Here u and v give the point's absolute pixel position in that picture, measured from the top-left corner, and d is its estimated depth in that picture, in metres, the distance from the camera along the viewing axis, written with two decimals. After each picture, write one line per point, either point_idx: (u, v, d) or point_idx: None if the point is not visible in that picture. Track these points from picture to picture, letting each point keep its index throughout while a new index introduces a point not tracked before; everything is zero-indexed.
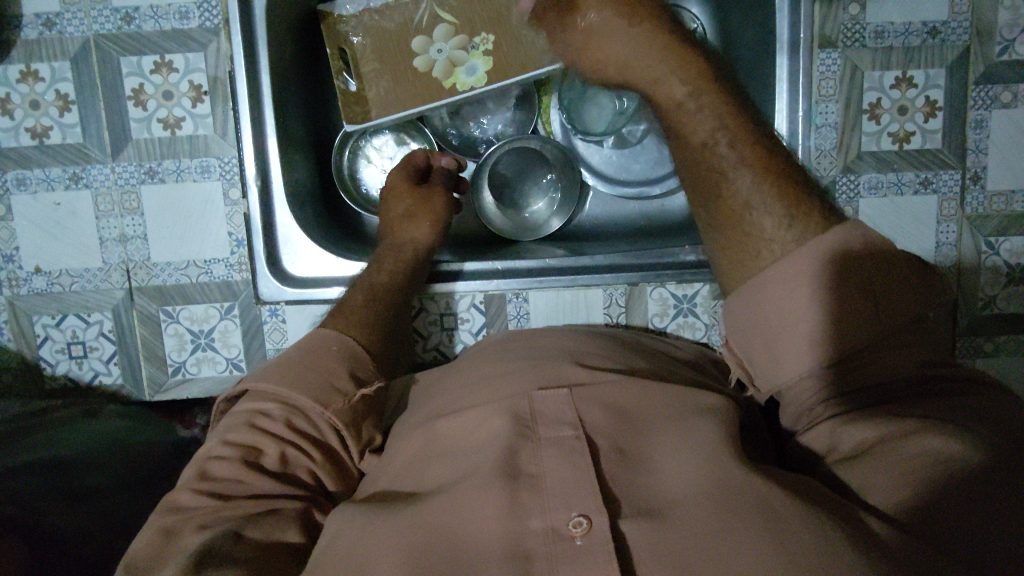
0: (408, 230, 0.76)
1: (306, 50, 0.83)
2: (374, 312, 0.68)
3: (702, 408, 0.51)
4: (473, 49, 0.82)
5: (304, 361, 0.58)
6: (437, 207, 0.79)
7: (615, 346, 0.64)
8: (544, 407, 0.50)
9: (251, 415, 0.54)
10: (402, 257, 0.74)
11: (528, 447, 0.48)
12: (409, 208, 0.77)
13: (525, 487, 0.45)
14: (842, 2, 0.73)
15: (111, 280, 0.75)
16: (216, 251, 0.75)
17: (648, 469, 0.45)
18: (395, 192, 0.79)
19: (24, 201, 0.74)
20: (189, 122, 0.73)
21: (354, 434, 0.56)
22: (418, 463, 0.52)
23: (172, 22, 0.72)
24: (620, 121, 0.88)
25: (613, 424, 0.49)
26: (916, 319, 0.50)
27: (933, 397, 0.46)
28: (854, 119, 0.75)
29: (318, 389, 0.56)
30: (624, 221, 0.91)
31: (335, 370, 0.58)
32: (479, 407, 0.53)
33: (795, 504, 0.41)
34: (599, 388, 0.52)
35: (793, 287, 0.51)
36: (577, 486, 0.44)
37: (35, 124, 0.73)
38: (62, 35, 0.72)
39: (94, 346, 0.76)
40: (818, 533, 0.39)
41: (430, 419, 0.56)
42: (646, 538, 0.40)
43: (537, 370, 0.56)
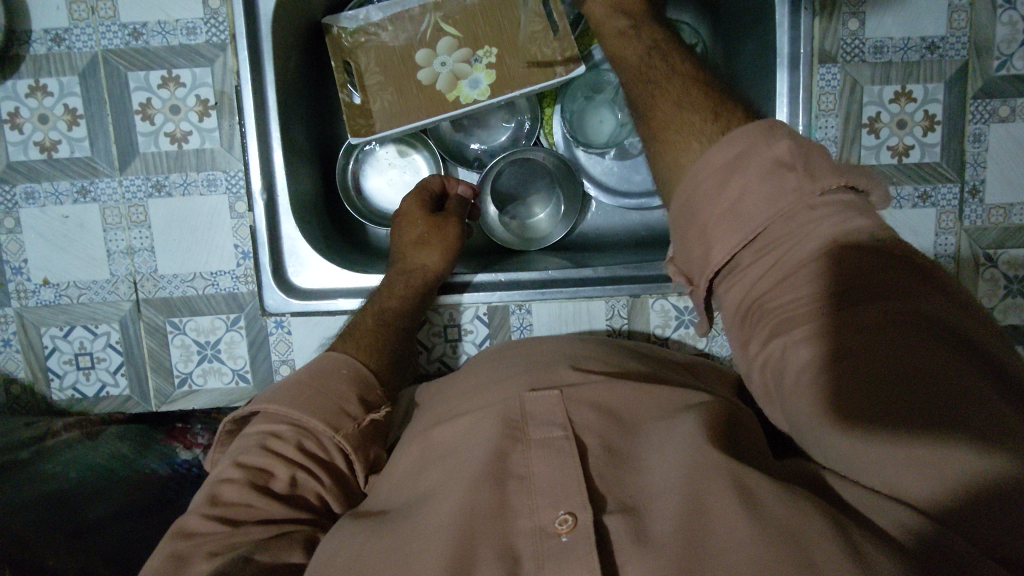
0: (420, 256, 0.75)
1: (311, 63, 0.84)
2: (381, 331, 0.69)
3: (694, 406, 0.53)
4: (478, 61, 0.83)
5: (311, 383, 0.59)
6: (450, 236, 0.77)
7: (614, 352, 0.65)
8: (534, 408, 0.53)
9: (263, 437, 0.55)
10: (414, 282, 0.74)
11: (518, 449, 0.50)
12: (423, 234, 0.76)
13: (514, 489, 0.47)
14: (841, 18, 0.74)
15: (119, 292, 0.76)
16: (222, 264, 0.76)
17: (635, 469, 0.48)
18: (409, 216, 0.78)
19: (33, 214, 0.75)
20: (195, 136, 0.74)
21: (362, 458, 0.57)
22: (420, 471, 0.53)
23: (180, 37, 0.73)
24: (620, 132, 0.90)
25: (602, 423, 0.52)
26: (907, 280, 0.45)
27: (931, 357, 0.41)
28: (853, 133, 0.75)
29: (327, 411, 0.57)
30: (625, 231, 0.92)
31: (345, 393, 0.59)
32: (484, 423, 0.53)
33: (772, 488, 0.43)
34: (590, 392, 0.54)
35: (744, 212, 0.50)
36: (564, 485, 0.46)
37: (44, 139, 0.74)
38: (71, 50, 0.73)
39: (102, 358, 0.77)
40: (788, 503, 0.41)
41: (430, 426, 0.58)
42: (626, 532, 0.43)
43: (534, 375, 0.58)
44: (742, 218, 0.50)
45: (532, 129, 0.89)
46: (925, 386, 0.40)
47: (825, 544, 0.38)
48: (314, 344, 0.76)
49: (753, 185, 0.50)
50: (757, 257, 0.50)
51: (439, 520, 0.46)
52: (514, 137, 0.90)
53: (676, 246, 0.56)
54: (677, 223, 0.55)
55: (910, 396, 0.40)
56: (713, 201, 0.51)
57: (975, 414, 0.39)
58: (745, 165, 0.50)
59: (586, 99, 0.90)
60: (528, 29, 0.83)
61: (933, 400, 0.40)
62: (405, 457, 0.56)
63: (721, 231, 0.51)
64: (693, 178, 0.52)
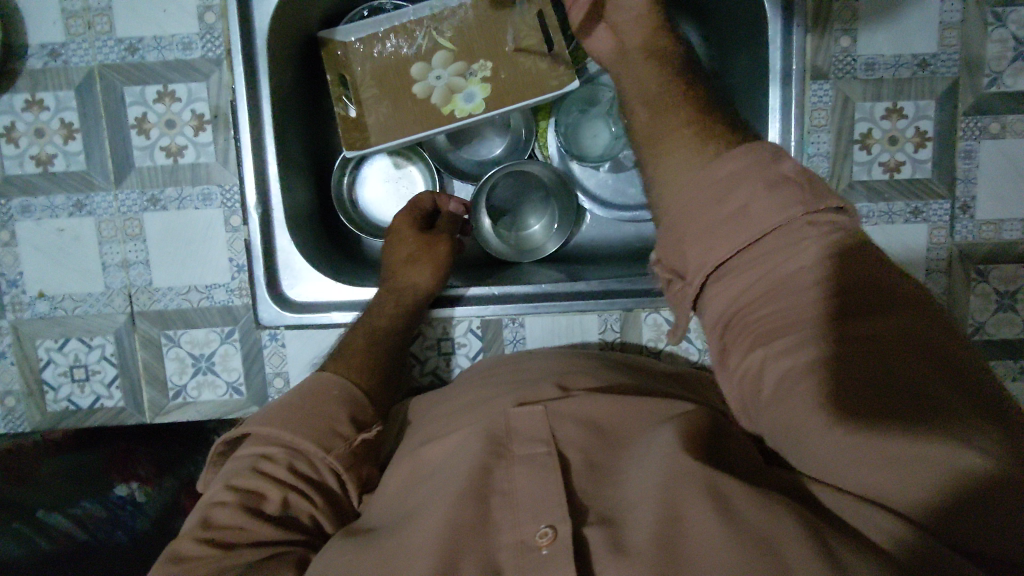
0: (411, 273, 0.75)
1: (307, 76, 0.84)
2: (372, 348, 0.70)
3: (676, 417, 0.53)
4: (472, 75, 0.84)
5: (302, 405, 0.60)
6: (440, 254, 0.77)
7: (598, 364, 0.65)
8: (519, 425, 0.54)
9: (254, 460, 0.55)
10: (404, 299, 0.74)
11: (502, 467, 0.50)
12: (414, 253, 0.76)
13: (497, 505, 0.48)
14: (832, 35, 0.74)
15: (114, 305, 0.76)
16: (216, 277, 0.76)
17: (615, 482, 0.49)
18: (400, 235, 0.78)
19: (29, 227, 0.75)
20: (191, 150, 0.74)
21: (353, 479, 0.58)
22: (409, 488, 0.54)
23: (175, 52, 0.73)
24: (617, 146, 0.90)
25: (586, 439, 0.52)
26: (890, 294, 0.46)
27: (912, 365, 0.43)
28: (844, 149, 0.76)
29: (319, 432, 0.58)
30: (619, 243, 0.92)
31: (336, 416, 0.60)
32: (468, 440, 0.54)
33: (753, 500, 0.43)
34: (573, 406, 0.55)
35: (733, 220, 0.51)
36: (547, 500, 0.46)
37: (40, 152, 0.74)
38: (67, 64, 0.73)
39: (96, 370, 0.77)
40: (768, 512, 0.41)
41: (418, 445, 0.58)
42: (605, 543, 0.43)
43: (517, 391, 0.58)
44: (738, 226, 0.51)
45: (528, 143, 0.91)
46: (907, 393, 0.42)
47: (801, 549, 0.38)
48: (309, 357, 0.76)
49: (754, 196, 0.51)
50: (749, 265, 0.50)
51: (425, 536, 0.46)
52: (507, 152, 0.92)
53: (664, 248, 0.57)
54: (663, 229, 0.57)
55: (893, 401, 0.42)
56: (713, 208, 0.53)
57: (953, 418, 0.40)
58: (745, 178, 0.52)
59: (582, 113, 0.91)
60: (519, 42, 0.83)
61: (914, 402, 0.41)
62: (392, 478, 0.56)
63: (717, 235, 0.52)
64: (692, 190, 0.54)
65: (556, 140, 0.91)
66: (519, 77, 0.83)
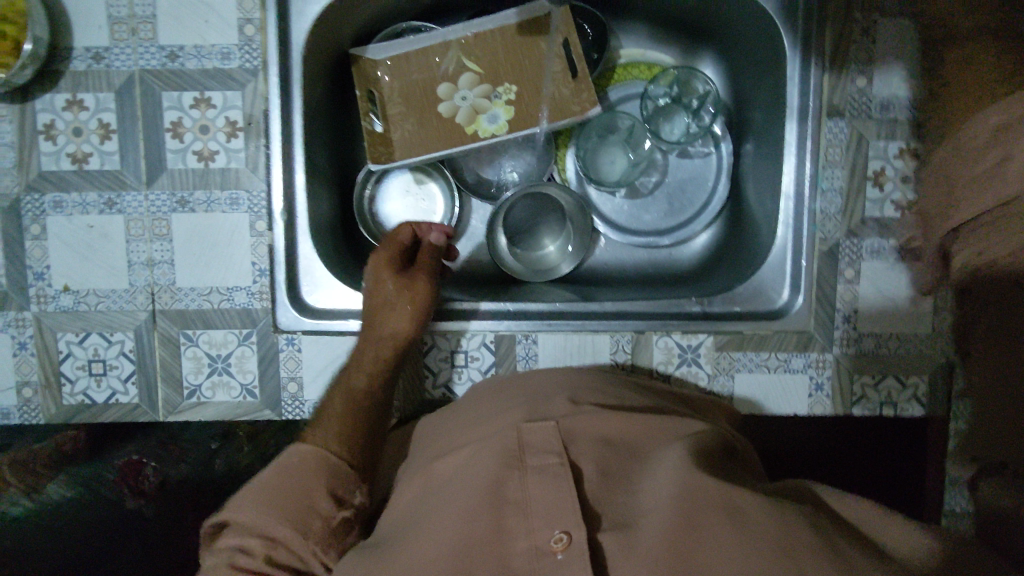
0: (391, 323, 0.74)
1: (337, 90, 0.87)
2: (351, 414, 0.70)
3: (684, 436, 0.56)
4: (497, 98, 0.87)
5: (276, 484, 0.60)
6: (422, 298, 0.76)
7: (608, 383, 0.66)
8: (531, 437, 0.54)
9: (232, 553, 0.56)
10: (382, 351, 0.74)
11: (516, 477, 0.51)
12: (392, 297, 0.75)
13: (512, 514, 0.49)
14: (850, 74, 0.77)
15: (136, 302, 0.77)
16: (238, 280, 0.77)
17: (629, 488, 0.52)
18: (378, 280, 0.77)
19: (59, 222, 0.77)
20: (222, 156, 0.76)
21: (337, 555, 0.60)
22: (422, 502, 0.56)
23: (214, 62, 0.76)
24: (634, 172, 0.93)
25: (598, 453, 0.54)
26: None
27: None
28: (858, 185, 0.77)
29: (298, 514, 0.59)
30: (631, 267, 0.94)
31: (315, 490, 0.61)
32: (478, 455, 0.55)
33: (764, 511, 0.46)
34: (583, 422, 0.56)
35: (992, 162, 0.61)
36: (561, 505, 0.48)
37: (76, 151, 0.76)
38: (109, 67, 0.76)
39: (114, 365, 0.78)
40: (780, 524, 0.45)
41: (429, 459, 0.60)
42: (620, 548, 0.46)
43: (526, 406, 0.59)
44: (994, 187, 0.61)
45: (547, 165, 0.93)
46: None
47: (815, 561, 0.42)
48: (323, 363, 0.78)
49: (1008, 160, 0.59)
50: (972, 204, 0.64)
51: (433, 555, 0.48)
52: (527, 170, 0.94)
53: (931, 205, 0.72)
54: (950, 142, 0.68)
55: None
56: (979, 162, 0.62)
57: None
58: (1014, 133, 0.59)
59: (601, 138, 0.93)
60: (544, 67, 0.86)
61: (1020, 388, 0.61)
62: (408, 490, 0.58)
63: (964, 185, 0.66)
64: (962, 141, 0.66)
65: (575, 163, 0.95)
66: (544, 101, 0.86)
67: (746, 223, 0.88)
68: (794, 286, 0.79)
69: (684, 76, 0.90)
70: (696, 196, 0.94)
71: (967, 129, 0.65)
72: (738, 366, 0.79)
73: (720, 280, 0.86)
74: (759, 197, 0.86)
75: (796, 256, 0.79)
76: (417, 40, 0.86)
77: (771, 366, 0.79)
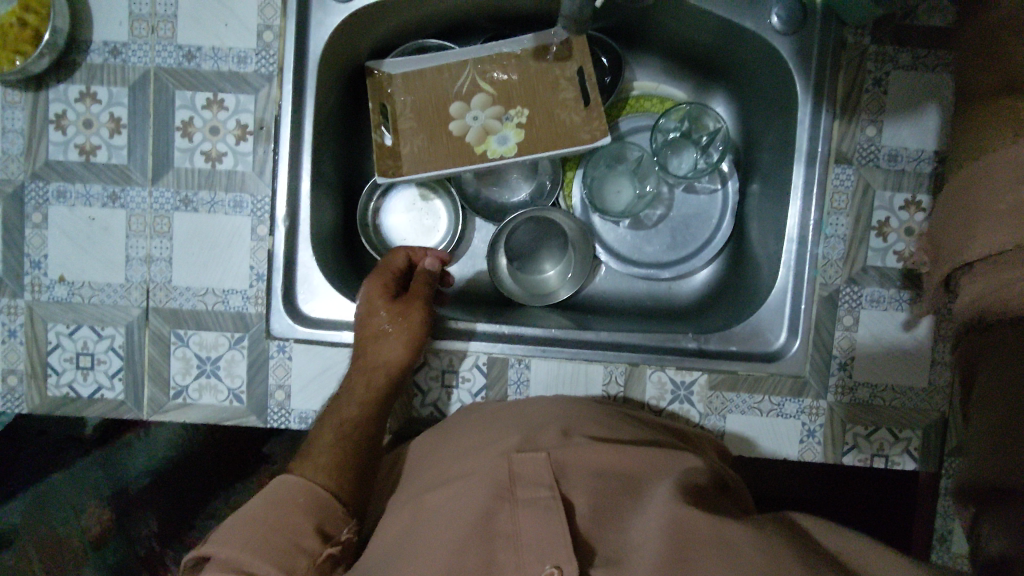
0: (381, 351, 0.74)
1: (350, 101, 0.88)
2: (343, 444, 0.69)
3: (677, 470, 0.57)
4: (508, 120, 0.87)
5: (263, 518, 0.60)
6: (413, 325, 0.75)
7: (603, 411, 0.66)
8: (522, 469, 0.56)
9: None
10: (375, 381, 0.73)
11: (505, 509, 0.53)
12: (386, 325, 0.75)
13: (501, 547, 0.51)
14: (860, 123, 0.77)
15: (131, 298, 0.77)
16: (235, 283, 0.77)
17: (619, 526, 0.54)
18: (373, 307, 0.77)
19: (61, 212, 0.76)
20: (230, 158, 0.77)
21: None
22: (410, 532, 0.55)
23: (230, 64, 0.77)
24: (639, 204, 0.93)
25: (592, 488, 0.56)
26: None
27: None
28: (862, 234, 0.77)
29: (283, 552, 0.58)
30: (630, 298, 0.94)
31: (301, 529, 0.61)
32: (467, 486, 0.56)
33: (751, 545, 0.48)
34: (575, 454, 0.57)
35: None
36: (551, 542, 0.50)
37: (85, 142, 0.76)
38: (125, 63, 0.76)
39: (102, 360, 0.77)
40: (768, 554, 0.47)
41: (423, 489, 0.60)
42: None
43: (517, 435, 0.60)
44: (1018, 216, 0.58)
45: (554, 190, 0.93)
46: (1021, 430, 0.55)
47: None
48: (313, 372, 0.77)
49: None
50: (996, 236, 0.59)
51: None
52: (533, 194, 0.94)
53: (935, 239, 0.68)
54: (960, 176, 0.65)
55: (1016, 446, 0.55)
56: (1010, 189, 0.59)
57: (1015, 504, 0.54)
58: None
59: (608, 168, 0.93)
60: (557, 93, 0.87)
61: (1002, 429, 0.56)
62: (399, 519, 0.58)
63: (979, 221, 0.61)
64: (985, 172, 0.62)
65: (581, 191, 0.94)
66: (554, 127, 0.86)
67: (748, 262, 0.88)
68: (791, 330, 0.79)
69: (696, 113, 0.91)
70: (700, 232, 0.94)
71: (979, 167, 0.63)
72: (730, 406, 0.78)
73: (716, 318, 0.86)
74: (762, 238, 0.86)
75: (795, 299, 0.79)
76: (434, 57, 0.87)
77: (763, 410, 0.78)
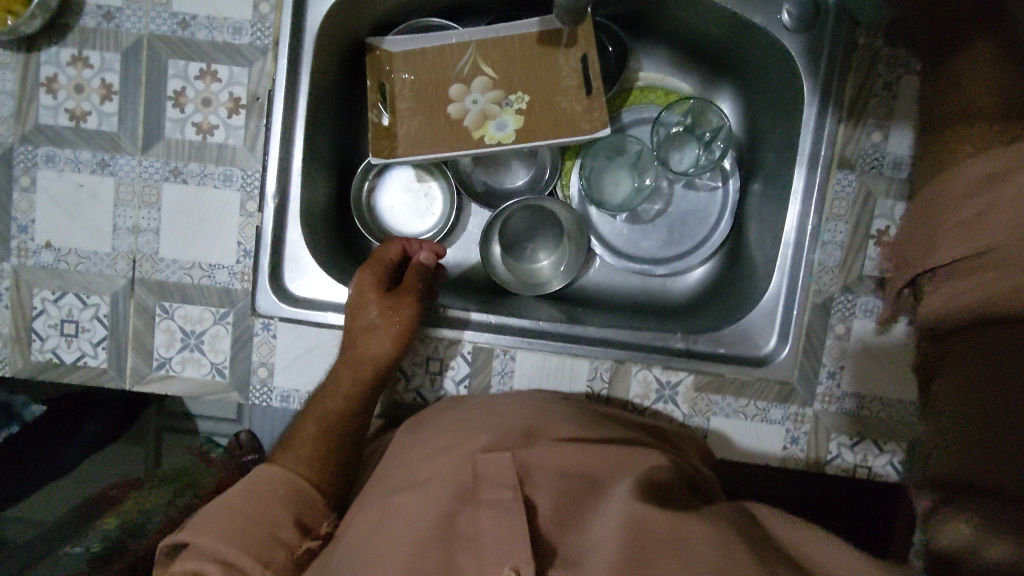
0: (370, 345, 0.73)
1: (348, 78, 0.87)
2: (325, 438, 0.69)
3: (638, 470, 0.58)
4: (508, 105, 0.85)
5: (241, 504, 0.62)
6: (404, 320, 0.75)
7: (572, 410, 0.66)
8: (485, 469, 0.56)
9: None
10: (363, 374, 0.73)
11: (467, 511, 0.53)
12: (376, 318, 0.74)
13: (462, 549, 0.51)
14: (865, 128, 0.75)
15: (117, 268, 0.76)
16: (222, 257, 0.76)
17: (580, 528, 0.54)
18: (363, 299, 0.75)
19: (50, 176, 0.76)
20: (221, 131, 0.75)
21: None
22: (374, 531, 0.55)
23: (225, 35, 0.75)
24: (638, 197, 0.91)
25: (557, 488, 0.57)
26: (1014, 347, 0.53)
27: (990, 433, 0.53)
28: (860, 242, 0.76)
29: (259, 543, 0.60)
30: (623, 293, 0.93)
31: (279, 519, 0.62)
32: (431, 487, 0.56)
33: (711, 543, 0.48)
34: (540, 455, 0.58)
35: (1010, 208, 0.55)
36: (511, 543, 0.49)
37: (75, 107, 0.75)
38: (119, 28, 0.75)
39: (86, 328, 0.76)
40: (724, 550, 0.47)
41: (389, 490, 0.60)
42: None
43: (482, 435, 0.60)
44: (972, 232, 0.57)
45: (552, 179, 0.91)
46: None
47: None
48: (297, 352, 0.77)
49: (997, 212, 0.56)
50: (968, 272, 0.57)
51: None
52: (530, 182, 0.93)
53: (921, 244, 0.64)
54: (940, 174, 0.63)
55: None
56: (964, 207, 0.58)
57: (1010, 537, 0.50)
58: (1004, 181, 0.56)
59: (608, 159, 0.92)
60: (558, 80, 0.85)
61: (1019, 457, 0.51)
62: (365, 520, 0.58)
63: (951, 241, 0.59)
64: (954, 178, 0.61)
65: (579, 182, 0.93)
66: (554, 115, 0.84)
67: (744, 264, 0.87)
68: (782, 336, 0.78)
69: (699, 108, 0.89)
70: (698, 230, 0.92)
71: (956, 167, 0.61)
72: (715, 409, 0.77)
73: (706, 319, 0.85)
74: (760, 240, 0.85)
75: (788, 305, 0.78)
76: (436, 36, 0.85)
77: (748, 414, 0.77)
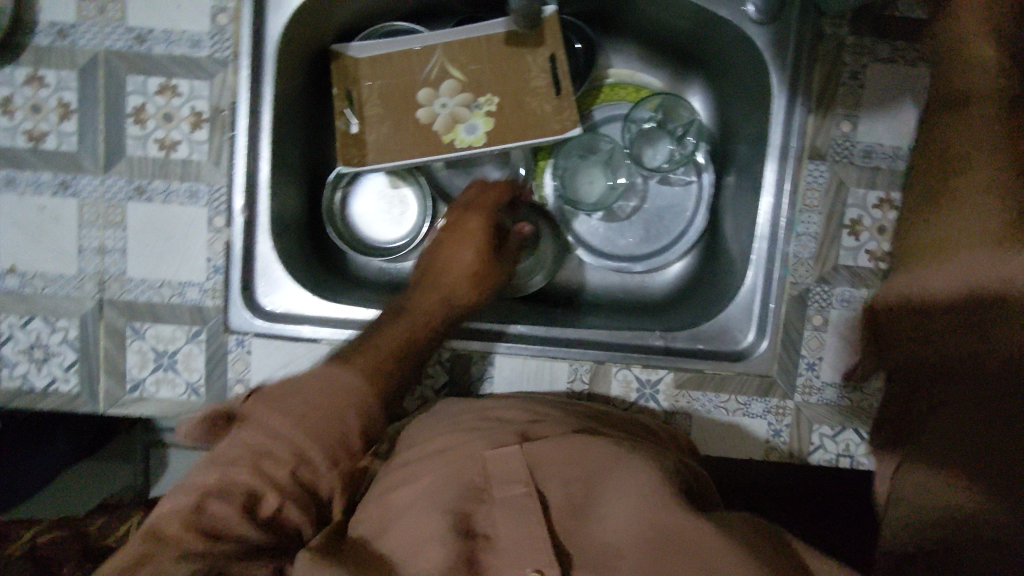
0: (464, 283, 0.77)
1: (314, 86, 0.85)
2: (394, 358, 0.68)
3: (648, 460, 0.56)
4: (478, 108, 0.84)
5: (321, 405, 0.59)
6: (495, 273, 0.79)
7: (566, 409, 0.66)
8: (495, 467, 0.56)
9: (257, 453, 0.54)
10: (445, 311, 0.75)
11: (482, 510, 0.53)
12: (476, 263, 0.78)
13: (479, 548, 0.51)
14: (835, 117, 0.75)
15: (84, 290, 0.75)
16: (192, 275, 0.75)
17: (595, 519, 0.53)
18: (467, 238, 0.79)
19: (10, 200, 0.74)
20: (185, 146, 0.74)
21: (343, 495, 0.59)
22: (382, 530, 0.54)
23: (184, 48, 0.74)
24: (611, 196, 0.92)
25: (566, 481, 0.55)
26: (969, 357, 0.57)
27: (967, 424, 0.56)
28: (833, 233, 0.76)
29: (331, 442, 0.58)
30: (602, 292, 0.92)
31: (351, 421, 0.60)
32: (440, 483, 0.56)
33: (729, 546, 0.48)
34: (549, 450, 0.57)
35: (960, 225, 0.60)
36: (532, 546, 0.50)
37: (34, 128, 0.74)
38: (74, 45, 0.73)
39: (55, 352, 0.75)
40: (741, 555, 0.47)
41: (388, 485, 0.59)
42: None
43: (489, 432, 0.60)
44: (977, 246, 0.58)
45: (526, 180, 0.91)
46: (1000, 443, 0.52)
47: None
48: (273, 368, 0.76)
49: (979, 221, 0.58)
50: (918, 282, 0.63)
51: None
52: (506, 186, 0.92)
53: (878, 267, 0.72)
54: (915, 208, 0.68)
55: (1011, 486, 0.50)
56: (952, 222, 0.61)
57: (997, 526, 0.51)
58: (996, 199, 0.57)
59: (580, 158, 0.92)
60: (528, 81, 0.84)
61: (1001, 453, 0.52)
62: (366, 519, 0.57)
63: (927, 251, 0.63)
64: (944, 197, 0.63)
65: (553, 182, 0.92)
66: (525, 117, 0.83)
67: (720, 258, 0.87)
68: (759, 329, 0.78)
69: (670, 103, 0.89)
70: (674, 225, 0.92)
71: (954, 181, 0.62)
72: (696, 405, 0.77)
73: (683, 316, 0.85)
74: (736, 233, 0.84)
75: (764, 298, 0.78)
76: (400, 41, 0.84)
77: (729, 409, 0.77)
